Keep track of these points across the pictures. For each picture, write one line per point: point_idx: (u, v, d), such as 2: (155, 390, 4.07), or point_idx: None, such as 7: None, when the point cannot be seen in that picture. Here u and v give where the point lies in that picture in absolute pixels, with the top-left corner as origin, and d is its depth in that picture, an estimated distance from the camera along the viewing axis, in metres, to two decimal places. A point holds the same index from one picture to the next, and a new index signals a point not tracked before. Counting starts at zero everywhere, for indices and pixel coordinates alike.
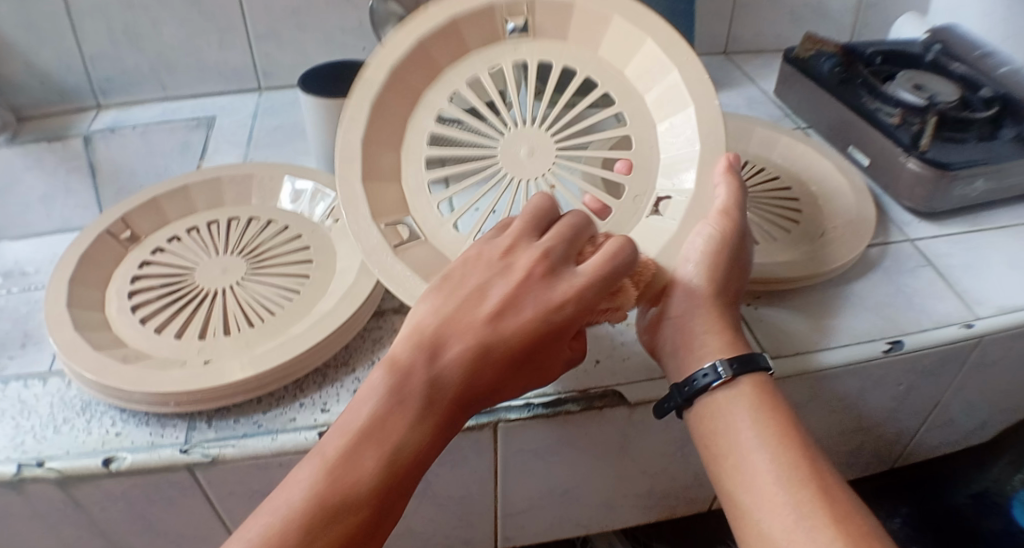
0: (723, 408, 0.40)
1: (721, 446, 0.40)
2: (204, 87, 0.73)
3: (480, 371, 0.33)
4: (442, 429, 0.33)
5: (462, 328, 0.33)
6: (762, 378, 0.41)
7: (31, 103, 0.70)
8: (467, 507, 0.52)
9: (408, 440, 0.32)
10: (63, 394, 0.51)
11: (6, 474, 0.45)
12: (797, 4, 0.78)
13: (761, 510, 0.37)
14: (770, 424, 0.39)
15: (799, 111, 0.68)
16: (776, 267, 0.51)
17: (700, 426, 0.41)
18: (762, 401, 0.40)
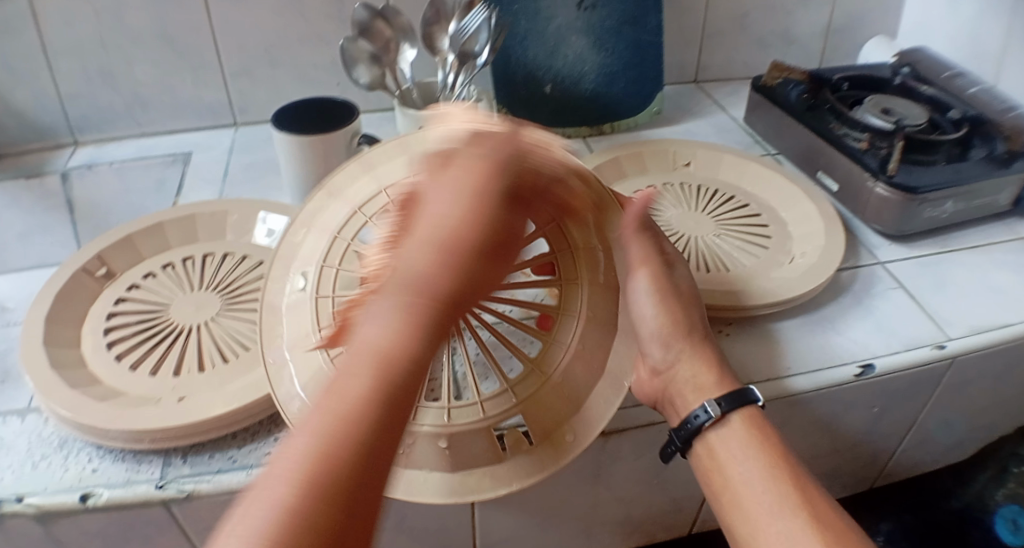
0: (721, 446, 0.41)
1: (719, 484, 0.40)
2: (181, 124, 0.74)
3: (463, 259, 0.29)
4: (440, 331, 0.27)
5: (421, 236, 0.29)
6: (754, 413, 0.42)
7: (9, 140, 0.70)
8: (442, 539, 0.52)
9: (401, 354, 0.26)
10: (40, 431, 0.51)
11: None
12: (764, 33, 0.79)
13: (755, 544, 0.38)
14: (763, 453, 0.40)
15: (768, 137, 0.70)
16: (746, 295, 0.52)
17: (703, 467, 0.42)
18: (758, 437, 0.40)
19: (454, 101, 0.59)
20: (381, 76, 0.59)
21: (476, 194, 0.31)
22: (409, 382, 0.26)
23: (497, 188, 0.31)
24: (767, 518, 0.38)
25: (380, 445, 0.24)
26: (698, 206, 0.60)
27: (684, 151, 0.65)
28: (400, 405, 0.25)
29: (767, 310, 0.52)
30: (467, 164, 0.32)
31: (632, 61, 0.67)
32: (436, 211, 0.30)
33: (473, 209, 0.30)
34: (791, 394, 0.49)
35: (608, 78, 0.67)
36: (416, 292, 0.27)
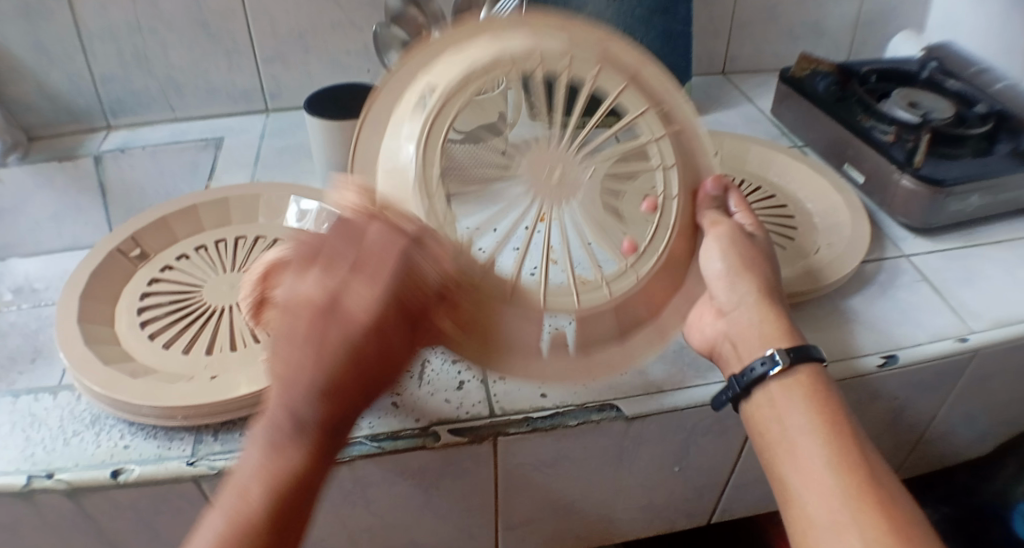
0: (780, 396, 0.41)
1: (774, 435, 0.40)
2: (210, 109, 0.74)
3: (340, 395, 0.33)
4: (323, 446, 0.33)
5: (291, 366, 0.33)
6: (818, 368, 0.41)
7: (41, 123, 0.71)
8: (466, 521, 0.53)
9: (267, 492, 0.32)
10: (72, 407, 0.52)
11: (16, 484, 0.47)
12: (792, 23, 0.79)
13: (806, 497, 0.37)
14: (818, 410, 0.39)
15: (796, 128, 0.69)
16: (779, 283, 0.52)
17: (760, 413, 0.42)
18: (818, 391, 0.40)
19: None
20: None
21: (335, 342, 0.33)
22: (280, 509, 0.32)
23: (356, 327, 0.33)
24: (818, 472, 0.37)
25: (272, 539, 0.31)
26: None
27: (711, 141, 0.64)
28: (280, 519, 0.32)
29: (800, 299, 0.53)
30: (313, 295, 0.34)
31: (664, 51, 0.66)
32: (295, 356, 0.33)
33: (334, 355, 0.33)
34: (847, 377, 0.49)
35: None
36: (298, 427, 0.32)
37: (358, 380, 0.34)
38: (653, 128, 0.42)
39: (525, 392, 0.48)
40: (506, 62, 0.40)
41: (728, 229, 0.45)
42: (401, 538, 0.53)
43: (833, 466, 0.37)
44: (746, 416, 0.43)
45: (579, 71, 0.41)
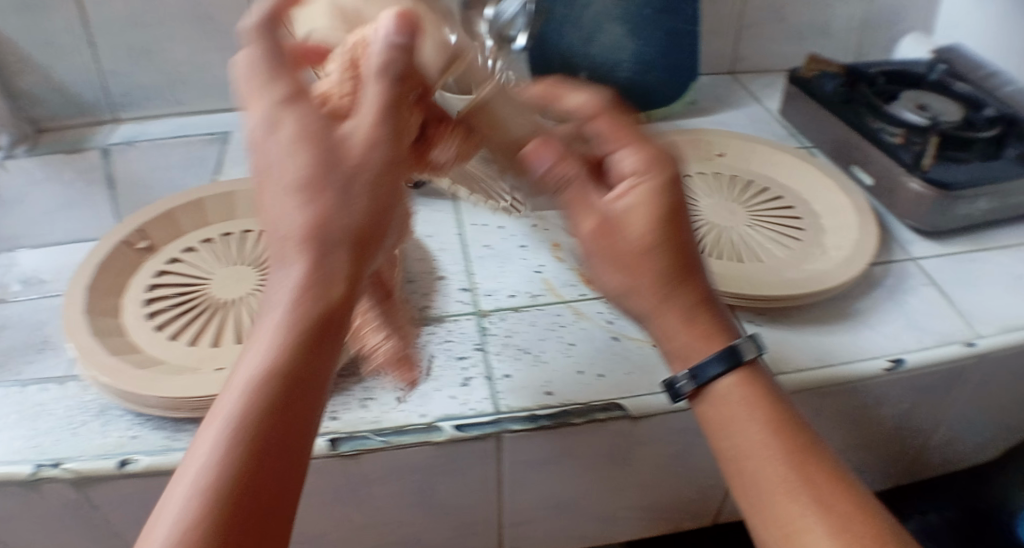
0: (711, 414, 0.37)
1: (726, 447, 0.35)
2: (218, 103, 0.74)
3: (323, 246, 0.29)
4: (323, 306, 0.29)
5: (277, 234, 0.29)
6: (743, 370, 0.36)
7: (49, 115, 0.71)
8: (467, 518, 0.53)
9: (250, 415, 0.27)
10: (80, 399, 0.53)
11: (23, 474, 0.47)
12: (799, 25, 0.79)
13: (764, 532, 0.34)
14: (771, 417, 0.35)
15: (804, 129, 0.69)
16: (787, 285, 0.51)
17: (706, 420, 0.37)
18: (748, 402, 0.36)
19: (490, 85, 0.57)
20: None
21: (318, 202, 0.29)
22: (264, 438, 0.26)
23: (347, 180, 0.29)
24: (771, 504, 0.34)
25: (277, 424, 0.27)
26: (735, 196, 0.59)
27: (717, 141, 0.64)
28: (284, 397, 0.27)
29: (810, 299, 0.52)
30: (294, 160, 0.29)
31: (666, 54, 0.62)
32: (291, 215, 0.29)
33: (322, 224, 0.29)
34: (843, 382, 0.49)
35: (644, 68, 0.62)
36: (288, 296, 0.28)
37: (344, 264, 0.29)
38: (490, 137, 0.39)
39: (529, 390, 0.48)
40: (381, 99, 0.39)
41: (590, 227, 0.34)
42: (403, 534, 0.53)
43: (787, 494, 0.33)
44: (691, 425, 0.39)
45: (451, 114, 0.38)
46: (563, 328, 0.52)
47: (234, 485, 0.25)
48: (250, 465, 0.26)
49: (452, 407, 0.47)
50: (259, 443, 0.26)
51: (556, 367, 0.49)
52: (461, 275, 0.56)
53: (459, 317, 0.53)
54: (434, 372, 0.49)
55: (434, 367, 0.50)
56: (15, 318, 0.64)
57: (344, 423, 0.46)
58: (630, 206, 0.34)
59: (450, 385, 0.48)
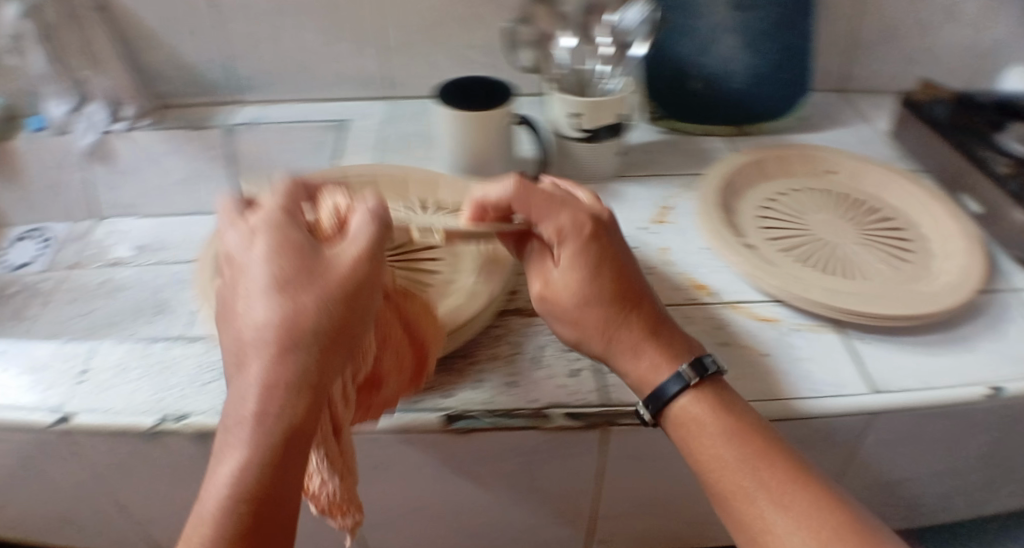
0: (681, 423, 0.42)
1: (697, 455, 0.40)
2: (339, 91, 0.77)
3: (273, 320, 0.33)
4: (309, 374, 0.33)
5: (227, 308, 0.35)
6: (701, 390, 0.42)
7: (176, 92, 0.76)
8: (562, 504, 0.55)
9: (253, 487, 0.31)
10: (206, 357, 0.57)
11: (147, 424, 0.52)
12: (908, 48, 0.79)
13: (742, 524, 0.38)
14: (735, 421, 0.40)
15: (913, 154, 0.69)
16: (899, 304, 0.51)
17: (676, 434, 0.42)
18: (708, 415, 0.41)
19: (609, 89, 0.58)
20: (541, 60, 0.61)
21: (282, 302, 0.34)
22: (259, 509, 0.31)
23: (314, 275, 0.35)
24: (749, 499, 0.38)
25: (271, 471, 0.32)
26: (843, 213, 0.60)
27: (830, 159, 0.64)
28: (279, 448, 0.32)
29: (923, 319, 0.51)
30: (267, 266, 0.35)
31: (781, 66, 0.63)
32: (254, 295, 0.34)
33: (291, 321, 0.33)
34: (940, 404, 0.48)
35: (757, 79, 0.63)
36: (267, 360, 0.33)
37: (326, 354, 0.34)
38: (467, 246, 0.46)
39: None
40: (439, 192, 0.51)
41: (547, 295, 0.44)
42: (499, 514, 0.56)
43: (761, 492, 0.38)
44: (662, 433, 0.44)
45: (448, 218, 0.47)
46: None
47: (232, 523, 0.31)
48: (245, 504, 0.31)
49: (562, 396, 0.48)
50: (256, 492, 0.31)
51: None
52: None
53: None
54: (546, 360, 0.51)
55: (545, 355, 0.52)
56: (128, 281, 0.69)
57: (459, 401, 0.48)
58: (564, 275, 0.43)
59: (561, 375, 0.50)
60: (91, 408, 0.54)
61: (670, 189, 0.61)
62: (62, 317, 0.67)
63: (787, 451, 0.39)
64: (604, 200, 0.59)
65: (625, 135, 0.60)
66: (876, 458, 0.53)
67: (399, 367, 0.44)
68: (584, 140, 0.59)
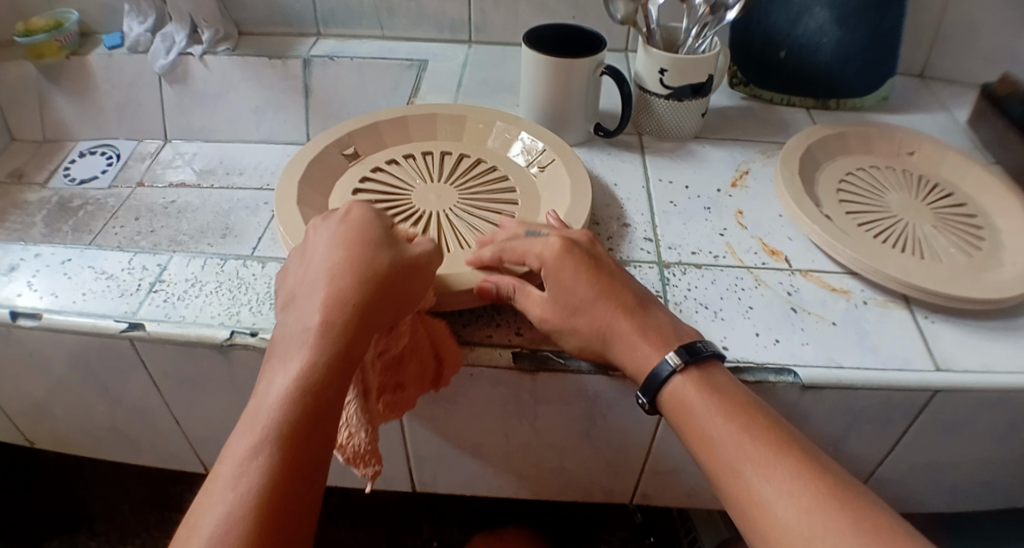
0: (680, 406, 0.41)
1: (694, 435, 0.40)
2: (417, 33, 0.76)
3: (346, 269, 0.40)
4: (363, 317, 0.39)
5: (303, 262, 0.43)
6: (694, 373, 0.41)
7: (253, 20, 0.76)
8: (612, 456, 0.56)
9: (308, 388, 0.36)
10: (277, 278, 0.58)
11: (221, 337, 0.53)
12: (999, 39, 0.77)
13: (741, 501, 0.37)
14: (717, 402, 0.40)
15: (990, 146, 0.68)
16: (977, 288, 0.50)
17: (674, 420, 0.41)
18: (705, 398, 0.40)
19: (699, 49, 0.59)
20: (634, 12, 0.60)
21: (350, 258, 0.41)
22: (305, 416, 0.36)
23: (385, 246, 0.42)
24: (749, 476, 0.37)
25: (319, 389, 0.36)
26: (916, 195, 0.59)
27: (911, 139, 0.64)
28: (329, 371, 0.37)
29: (999, 304, 0.51)
30: (341, 233, 0.43)
31: (872, 43, 0.62)
32: (331, 249, 0.42)
33: (355, 272, 0.40)
34: (1000, 390, 0.48)
35: (844, 58, 0.62)
36: (334, 293, 0.39)
37: (380, 301, 0.40)
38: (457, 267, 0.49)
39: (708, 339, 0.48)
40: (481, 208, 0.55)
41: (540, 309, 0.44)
42: (548, 458, 0.57)
43: (762, 471, 0.37)
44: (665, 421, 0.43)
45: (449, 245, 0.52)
46: (743, 292, 0.51)
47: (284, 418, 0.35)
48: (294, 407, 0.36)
49: None
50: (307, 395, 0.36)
51: (736, 327, 0.48)
52: (646, 220, 0.56)
53: (641, 264, 0.52)
54: None
55: None
56: (195, 204, 0.70)
57: (528, 340, 0.49)
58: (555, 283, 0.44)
59: None
60: (159, 318, 0.55)
61: (747, 156, 0.61)
62: (125, 231, 0.68)
63: (770, 426, 0.38)
64: (677, 164, 0.60)
65: (708, 97, 0.60)
66: (928, 438, 0.53)
67: (422, 372, 0.46)
68: (668, 97, 0.59)
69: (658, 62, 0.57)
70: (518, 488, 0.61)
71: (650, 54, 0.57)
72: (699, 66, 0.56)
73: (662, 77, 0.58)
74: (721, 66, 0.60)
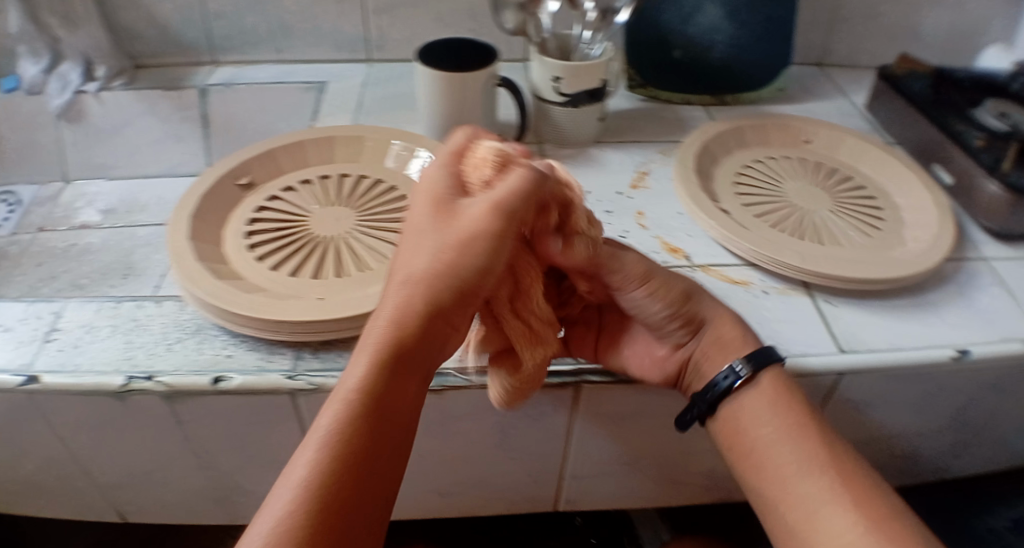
0: (746, 407, 0.44)
1: (755, 437, 0.43)
2: (316, 53, 0.75)
3: (420, 264, 0.35)
4: (426, 322, 0.35)
5: (407, 236, 0.37)
6: (778, 371, 0.44)
7: (148, 52, 0.74)
8: (535, 465, 0.55)
9: (365, 393, 0.34)
10: (175, 316, 0.56)
11: (116, 385, 0.50)
12: (888, 23, 0.80)
13: (782, 505, 0.41)
14: (791, 411, 0.43)
15: (887, 127, 0.70)
16: (873, 270, 0.51)
17: (728, 420, 0.45)
18: (778, 398, 0.43)
19: (592, 55, 0.59)
20: (525, 22, 0.59)
21: (434, 256, 0.35)
22: (359, 436, 0.33)
23: (462, 232, 0.35)
24: (793, 481, 0.41)
25: (369, 404, 0.34)
26: (815, 181, 0.60)
27: (808, 128, 0.65)
28: (381, 387, 0.34)
29: (898, 283, 0.51)
30: (424, 212, 0.37)
31: (766, 37, 0.64)
32: (417, 232, 0.36)
33: (437, 268, 0.35)
34: (905, 367, 0.49)
35: (740, 50, 0.63)
36: (404, 293, 0.35)
37: (448, 294, 0.35)
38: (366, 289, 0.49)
39: None
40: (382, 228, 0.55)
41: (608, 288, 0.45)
42: (471, 474, 0.56)
43: (803, 474, 0.41)
44: (716, 423, 0.46)
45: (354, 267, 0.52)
46: None
47: (340, 436, 0.33)
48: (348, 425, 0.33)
49: None
50: (364, 411, 0.34)
51: None
52: None
53: None
54: None
55: None
56: (97, 245, 0.67)
57: None
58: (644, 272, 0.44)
59: None
60: (54, 368, 0.52)
61: (649, 155, 0.62)
62: (24, 280, 0.65)
63: (832, 452, 0.42)
64: (580, 168, 0.60)
65: (605, 100, 0.60)
66: (843, 419, 0.54)
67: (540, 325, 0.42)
68: (566, 104, 0.59)
69: (553, 70, 0.57)
70: (447, 506, 0.59)
71: (543, 63, 0.57)
72: (592, 72, 0.57)
73: (558, 86, 0.58)
74: (615, 70, 0.60)
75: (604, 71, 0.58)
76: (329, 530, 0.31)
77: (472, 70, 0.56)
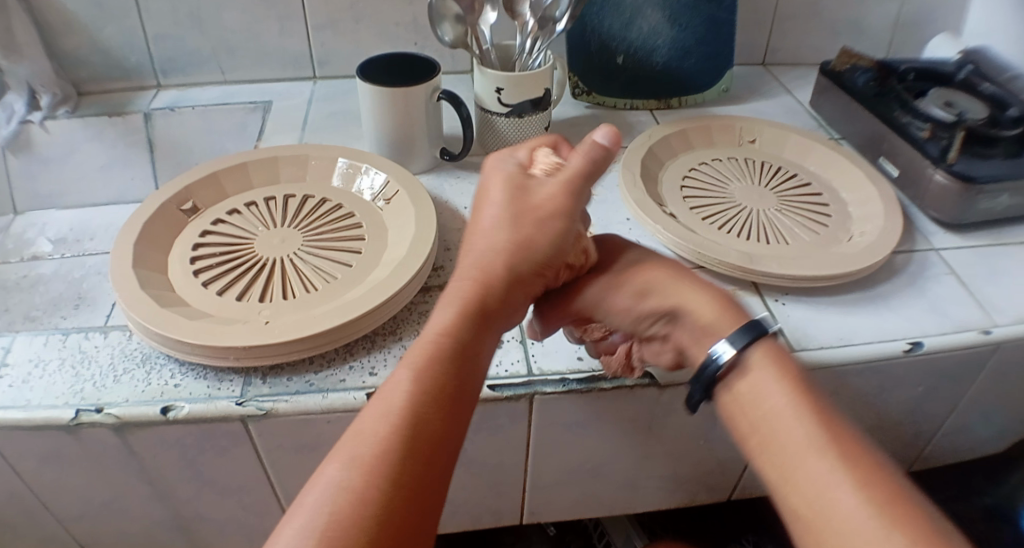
0: (741, 387, 0.41)
1: (757, 412, 0.40)
2: (261, 73, 0.76)
3: (506, 230, 0.40)
4: (506, 285, 0.40)
5: (480, 216, 0.42)
6: (771, 347, 0.42)
7: (92, 78, 0.74)
8: (495, 478, 0.55)
9: (450, 344, 0.37)
10: (123, 346, 0.55)
11: (64, 418, 0.49)
12: (830, 20, 0.81)
13: (787, 485, 0.37)
14: (787, 386, 0.40)
15: (834, 122, 0.71)
16: (822, 266, 0.51)
17: (731, 405, 0.42)
18: (778, 369, 0.41)
19: (533, 64, 0.59)
20: (464, 34, 0.58)
21: (515, 226, 0.40)
22: (449, 384, 0.35)
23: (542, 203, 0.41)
24: (799, 458, 0.37)
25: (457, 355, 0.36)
26: (761, 181, 0.61)
27: (750, 127, 0.65)
28: (464, 340, 0.37)
29: (847, 279, 0.51)
30: (502, 193, 0.42)
31: (708, 39, 0.65)
32: (495, 208, 0.41)
33: (517, 235, 0.40)
34: (854, 362, 0.49)
35: (681, 53, 0.65)
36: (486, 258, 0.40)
37: (527, 267, 0.40)
38: (312, 308, 0.49)
39: (562, 354, 0.49)
40: (329, 248, 0.55)
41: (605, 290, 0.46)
42: None
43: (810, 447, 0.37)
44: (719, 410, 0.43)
45: (300, 287, 0.51)
46: None
47: (427, 377, 0.35)
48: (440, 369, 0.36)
49: None
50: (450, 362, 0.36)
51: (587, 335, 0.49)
52: None
53: None
54: None
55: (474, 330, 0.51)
56: (49, 276, 0.65)
57: (382, 379, 0.49)
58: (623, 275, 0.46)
59: None
60: (4, 405, 0.50)
61: None
62: None
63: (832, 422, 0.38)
64: None
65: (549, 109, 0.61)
66: None
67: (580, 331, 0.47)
68: (509, 114, 0.59)
69: (495, 81, 0.57)
70: None
71: (485, 74, 0.57)
72: (535, 82, 0.57)
73: (501, 96, 0.58)
74: (558, 78, 0.61)
75: (545, 81, 0.58)
76: (419, 463, 0.32)
77: (413, 83, 0.56)
